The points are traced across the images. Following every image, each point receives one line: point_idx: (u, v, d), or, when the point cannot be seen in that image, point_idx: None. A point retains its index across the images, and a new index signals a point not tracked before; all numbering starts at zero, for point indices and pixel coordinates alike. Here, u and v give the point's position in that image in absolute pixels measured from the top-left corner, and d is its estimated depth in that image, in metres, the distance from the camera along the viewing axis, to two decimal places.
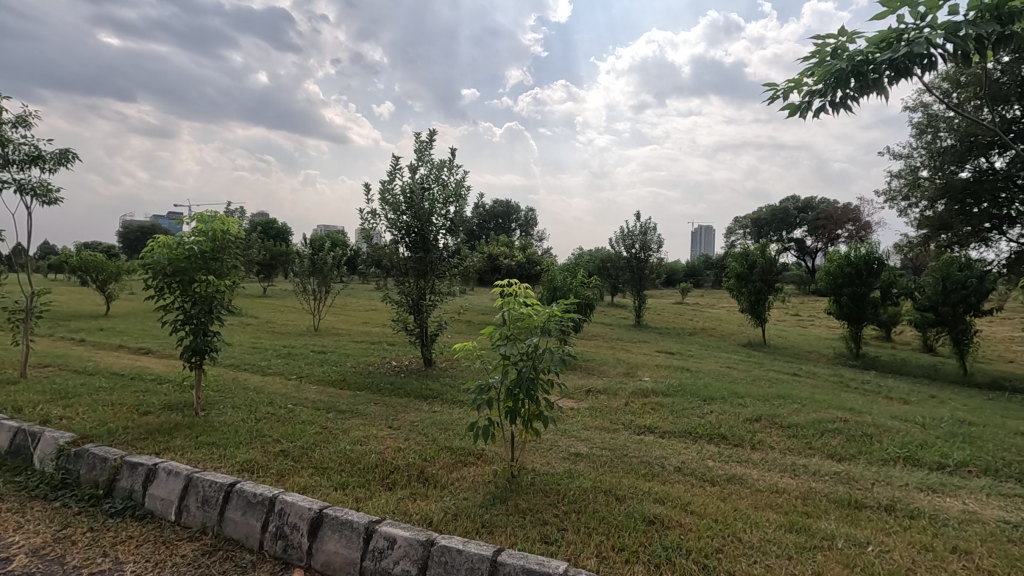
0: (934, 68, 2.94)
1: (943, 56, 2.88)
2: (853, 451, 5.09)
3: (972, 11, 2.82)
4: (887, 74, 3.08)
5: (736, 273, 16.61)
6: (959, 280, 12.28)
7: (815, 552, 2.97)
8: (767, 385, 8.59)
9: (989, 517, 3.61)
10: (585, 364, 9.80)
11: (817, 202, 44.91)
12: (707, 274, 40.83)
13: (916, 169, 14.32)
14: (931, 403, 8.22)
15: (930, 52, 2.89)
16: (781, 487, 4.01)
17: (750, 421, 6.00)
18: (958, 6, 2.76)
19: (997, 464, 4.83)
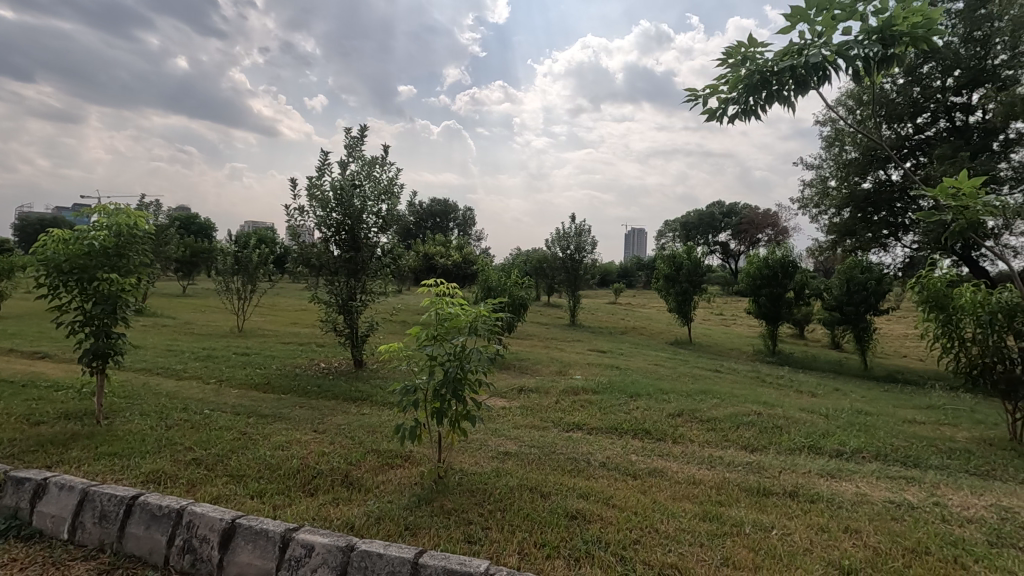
0: (829, 82, 3.20)
1: (837, 72, 3.14)
2: (764, 442, 5.44)
3: (860, 34, 3.10)
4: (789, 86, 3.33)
5: (665, 274, 17.31)
6: (861, 281, 13.39)
7: (724, 539, 3.14)
8: (691, 382, 9.00)
9: (878, 498, 3.96)
10: (519, 364, 9.88)
11: (740, 208, 47.62)
12: (639, 274, 42.32)
13: (825, 179, 15.47)
14: (834, 395, 8.91)
15: (826, 67, 3.14)
16: (697, 479, 4.22)
17: (673, 416, 6.27)
18: (848, 28, 3.01)
19: (886, 450, 5.29)
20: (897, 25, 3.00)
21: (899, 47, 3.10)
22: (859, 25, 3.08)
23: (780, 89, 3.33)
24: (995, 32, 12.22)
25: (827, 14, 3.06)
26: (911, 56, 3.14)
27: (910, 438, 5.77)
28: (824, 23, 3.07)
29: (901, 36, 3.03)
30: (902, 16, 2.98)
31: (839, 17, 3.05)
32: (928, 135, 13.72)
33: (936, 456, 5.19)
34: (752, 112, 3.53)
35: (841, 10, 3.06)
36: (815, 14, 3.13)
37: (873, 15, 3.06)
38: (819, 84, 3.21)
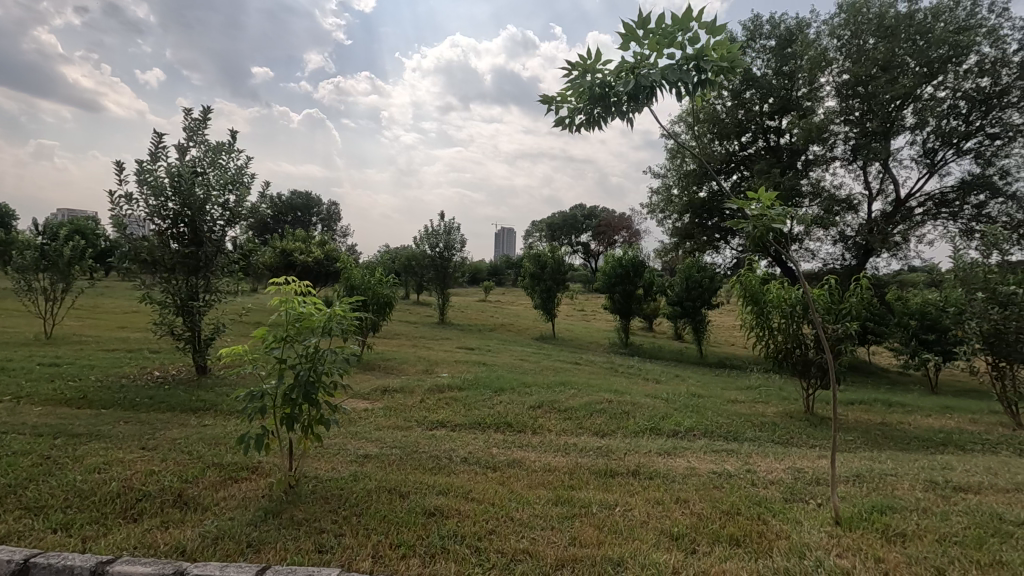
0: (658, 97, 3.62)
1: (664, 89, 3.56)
2: (612, 427, 5.90)
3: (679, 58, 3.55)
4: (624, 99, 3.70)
5: (530, 272, 18.01)
6: (697, 280, 15.13)
7: (573, 520, 3.35)
8: (551, 375, 9.48)
9: (704, 470, 4.51)
10: (384, 364, 9.63)
11: (599, 211, 51.14)
12: (508, 273, 43.54)
13: (669, 187, 17.18)
14: (674, 381, 9.97)
15: (656, 85, 3.55)
16: (553, 466, 4.46)
17: (533, 408, 6.55)
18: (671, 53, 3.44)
19: (713, 428, 6.01)
20: (708, 54, 3.51)
21: (712, 73, 3.62)
22: (679, 51, 3.54)
23: (618, 104, 3.72)
24: (798, 68, 14.52)
25: (653, 39, 3.49)
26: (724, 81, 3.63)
27: (731, 415, 6.62)
28: (650, 47, 3.50)
29: (712, 64, 3.55)
30: (711, 48, 3.49)
31: (663, 43, 3.49)
32: (749, 152, 15.85)
33: (750, 430, 6.02)
34: (596, 122, 3.89)
35: (664, 37, 3.49)
36: (643, 38, 3.54)
37: (690, 43, 3.54)
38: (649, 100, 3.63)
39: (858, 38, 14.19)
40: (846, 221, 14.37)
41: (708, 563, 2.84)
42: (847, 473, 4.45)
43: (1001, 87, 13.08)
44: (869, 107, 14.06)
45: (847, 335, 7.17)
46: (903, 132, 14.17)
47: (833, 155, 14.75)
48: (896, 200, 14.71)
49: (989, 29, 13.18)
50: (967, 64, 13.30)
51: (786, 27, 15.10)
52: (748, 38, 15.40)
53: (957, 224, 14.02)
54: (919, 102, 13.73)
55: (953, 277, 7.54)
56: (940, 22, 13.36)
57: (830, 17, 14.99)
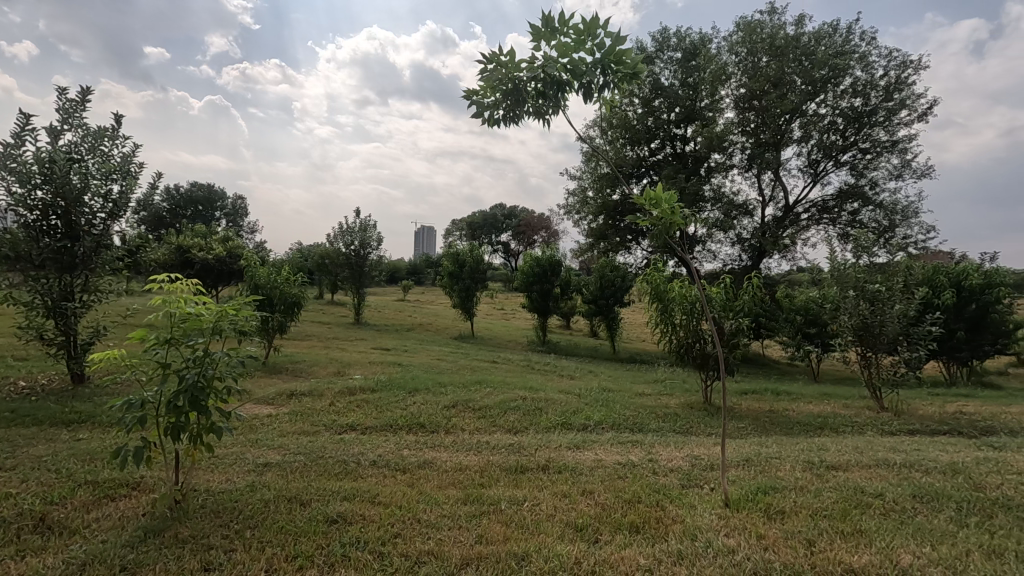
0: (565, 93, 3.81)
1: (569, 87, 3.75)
2: (525, 424, 6.00)
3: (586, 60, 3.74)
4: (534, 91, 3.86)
5: (449, 271, 17.91)
6: (611, 279, 15.74)
7: (481, 518, 3.36)
8: (469, 374, 9.48)
9: (610, 461, 4.69)
10: (293, 367, 9.18)
11: (519, 211, 51.76)
12: (428, 273, 43.03)
13: (584, 189, 17.71)
14: (588, 376, 10.31)
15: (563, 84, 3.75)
16: (464, 464, 4.46)
17: (448, 407, 6.51)
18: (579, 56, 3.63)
19: (621, 420, 6.27)
20: (612, 59, 3.73)
21: (614, 78, 3.84)
22: (587, 54, 3.71)
23: (528, 98, 3.90)
24: (701, 81, 15.48)
25: (561, 40, 3.67)
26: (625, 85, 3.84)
27: (638, 408, 6.94)
28: (560, 47, 3.65)
29: (615, 70, 3.77)
30: (616, 55, 3.69)
31: (572, 45, 3.64)
32: (658, 157, 16.66)
33: (655, 421, 6.35)
34: (510, 116, 4.02)
35: (572, 39, 3.66)
36: (553, 38, 3.71)
37: (596, 49, 3.72)
38: (558, 97, 3.87)
39: (753, 56, 15.34)
40: (743, 225, 15.51)
41: (608, 552, 2.94)
42: (738, 457, 4.79)
43: (871, 107, 14.67)
44: (762, 120, 15.27)
45: (740, 330, 7.74)
46: (791, 144, 15.52)
47: (731, 163, 15.86)
48: (786, 206, 16.08)
49: (860, 54, 14.73)
50: (843, 85, 14.80)
51: (690, 41, 16.04)
52: (656, 49, 16.22)
53: (835, 228, 15.56)
54: (804, 117, 15.10)
55: (830, 277, 8.37)
56: (821, 45, 14.78)
57: (729, 34, 16.10)
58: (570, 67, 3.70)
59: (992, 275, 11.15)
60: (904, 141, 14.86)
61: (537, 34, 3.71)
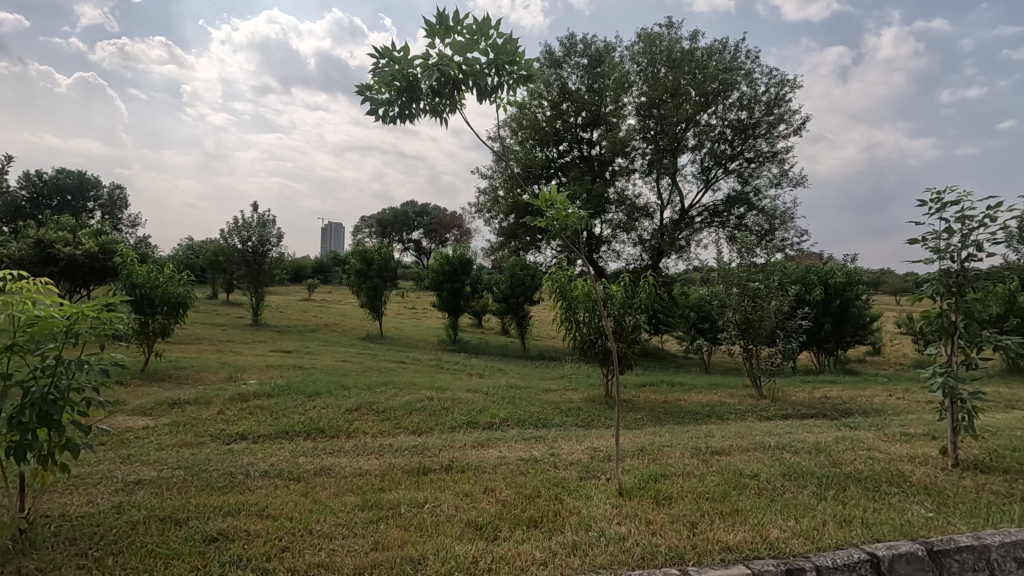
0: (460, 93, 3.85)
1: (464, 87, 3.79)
2: (431, 425, 5.93)
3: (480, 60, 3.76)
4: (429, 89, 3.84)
5: (356, 269, 17.28)
6: (520, 278, 15.97)
7: (378, 524, 3.26)
8: (374, 375, 9.22)
9: (513, 457, 4.75)
10: (177, 373, 8.42)
11: (431, 208, 51.11)
12: (335, 270, 41.36)
13: (495, 188, 17.83)
14: (496, 374, 10.38)
15: (458, 82, 3.78)
16: (363, 469, 4.31)
17: (350, 410, 6.28)
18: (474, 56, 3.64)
19: (525, 416, 6.38)
20: (505, 59, 3.77)
21: (509, 79, 3.88)
22: (481, 54, 3.72)
23: (424, 95, 3.86)
24: (605, 87, 16.11)
25: (456, 39, 3.64)
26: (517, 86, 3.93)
27: (543, 403, 7.10)
28: (453, 45, 3.64)
29: (510, 70, 3.82)
30: (510, 55, 3.74)
31: (466, 44, 3.64)
32: (566, 160, 17.11)
33: (558, 416, 6.52)
34: (405, 113, 3.93)
35: (466, 38, 3.65)
36: (448, 36, 3.67)
37: (491, 48, 3.74)
38: (453, 94, 3.85)
39: (653, 66, 16.19)
40: (644, 227, 16.32)
41: (505, 548, 2.96)
42: (634, 447, 5.03)
43: (754, 121, 16.01)
44: (660, 128, 16.19)
45: (638, 326, 8.14)
46: (686, 152, 16.58)
47: (633, 167, 16.65)
48: (681, 210, 17.16)
49: (746, 71, 16.04)
50: (731, 98, 16.04)
51: (596, 48, 16.62)
52: (564, 55, 16.68)
53: (725, 231, 16.80)
54: (697, 127, 16.19)
55: (718, 276, 9.04)
56: (712, 60, 15.90)
57: (631, 44, 16.87)
58: (463, 67, 3.69)
59: (852, 275, 12.61)
60: (782, 153, 16.37)
61: (431, 30, 3.65)
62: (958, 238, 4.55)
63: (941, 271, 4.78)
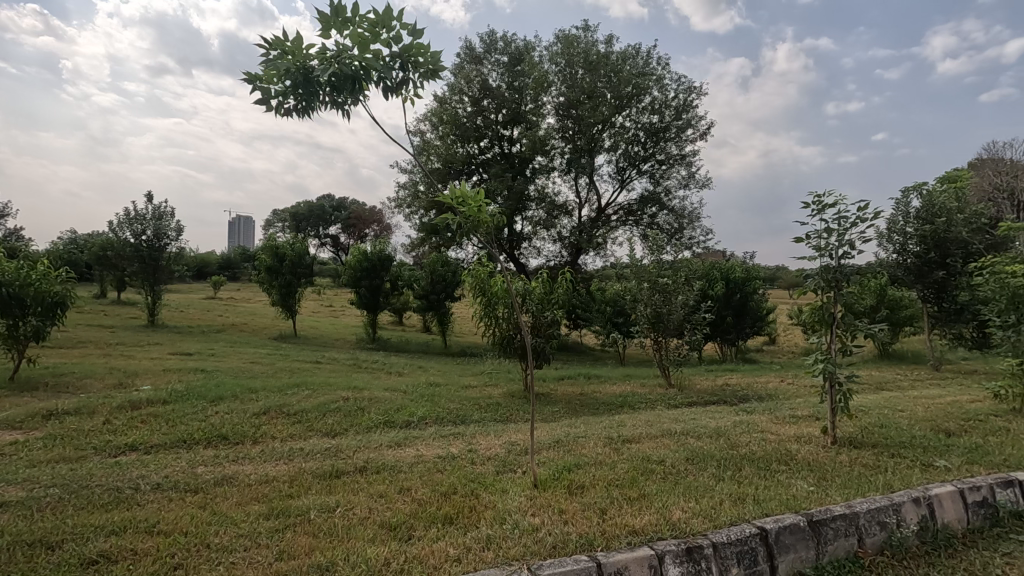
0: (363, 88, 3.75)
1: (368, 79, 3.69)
2: (345, 426, 5.75)
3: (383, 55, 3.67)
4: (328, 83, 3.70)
5: (266, 265, 16.33)
6: (441, 274, 15.83)
7: (285, 532, 3.11)
8: (286, 376, 8.78)
9: (431, 455, 4.70)
10: (56, 381, 7.56)
11: (349, 203, 49.30)
12: (245, 267, 38.94)
13: (415, 183, 17.55)
14: (416, 372, 10.25)
15: (359, 76, 3.67)
16: (271, 476, 4.09)
17: (257, 415, 5.95)
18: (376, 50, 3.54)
19: (444, 414, 6.34)
20: (409, 54, 3.69)
21: (413, 73, 3.81)
22: (383, 47, 3.63)
23: (322, 89, 3.70)
24: (525, 86, 16.29)
25: (355, 31, 3.53)
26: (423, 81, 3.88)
27: (462, 400, 7.09)
28: (353, 38, 3.51)
29: (415, 64, 3.75)
30: (412, 49, 3.68)
31: (366, 37, 3.53)
32: (487, 156, 17.17)
33: (477, 412, 6.54)
34: (302, 107, 3.76)
35: (366, 30, 3.54)
36: (345, 28, 3.54)
37: (393, 41, 3.66)
38: (354, 88, 3.73)
39: (571, 68, 16.56)
40: (563, 224, 16.70)
41: (419, 547, 2.92)
42: (550, 440, 5.14)
43: (664, 124, 16.84)
44: (578, 128, 16.63)
45: (555, 321, 8.32)
46: (603, 152, 17.14)
47: (552, 166, 16.98)
48: (598, 208, 17.74)
49: (657, 77, 16.81)
50: (644, 103, 16.76)
51: (516, 46, 16.75)
52: (484, 51, 16.67)
53: (638, 229, 17.56)
54: (613, 129, 16.80)
55: (631, 272, 9.43)
56: (626, 65, 16.53)
57: (550, 44, 17.17)
58: (364, 61, 3.60)
59: (751, 271, 13.62)
60: (690, 156, 17.34)
61: (326, 22, 3.49)
62: (835, 237, 5.03)
63: (822, 267, 5.28)
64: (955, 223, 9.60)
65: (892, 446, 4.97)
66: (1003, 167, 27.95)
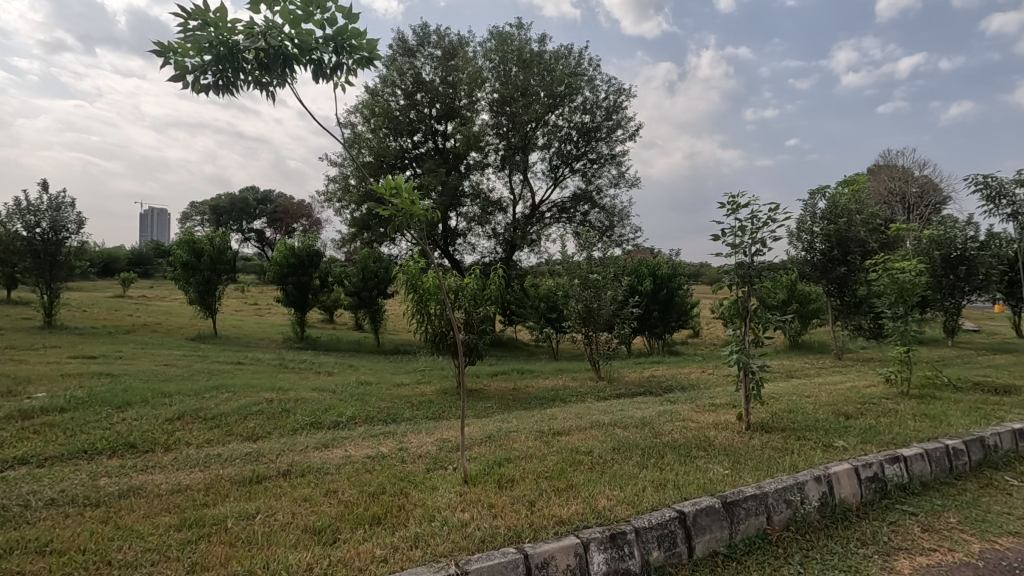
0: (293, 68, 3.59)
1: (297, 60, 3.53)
2: (268, 429, 5.50)
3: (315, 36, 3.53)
4: (253, 60, 3.50)
5: (182, 261, 15.28)
6: (373, 271, 15.45)
7: (199, 543, 2.94)
8: (203, 379, 8.28)
9: (360, 456, 4.59)
10: None
11: (275, 196, 47.04)
12: (158, 263, 36.29)
13: (346, 176, 17.02)
14: (346, 371, 9.97)
15: (289, 56, 3.51)
16: (183, 485, 3.84)
17: (169, 420, 5.57)
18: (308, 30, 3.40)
19: (374, 413, 6.21)
20: (344, 39, 3.57)
21: (347, 59, 3.69)
22: (316, 28, 3.49)
23: (247, 67, 3.51)
24: (459, 81, 16.16)
25: (287, 8, 3.36)
26: (356, 68, 3.76)
27: (393, 398, 6.98)
28: (284, 16, 3.35)
29: (349, 50, 3.63)
30: (348, 34, 3.56)
31: (299, 16, 3.38)
32: (420, 151, 16.90)
33: (409, 410, 6.46)
34: (221, 84, 3.55)
35: (298, 9, 3.39)
36: (275, 4, 3.37)
37: (327, 24, 3.53)
38: (283, 69, 3.56)
39: (504, 65, 16.61)
40: (497, 221, 16.76)
41: (344, 550, 2.85)
42: (482, 435, 5.16)
43: (596, 125, 17.25)
44: (512, 125, 16.73)
45: (488, 318, 8.34)
46: (536, 150, 17.34)
47: (487, 162, 16.96)
48: (532, 206, 17.93)
49: (588, 78, 17.18)
50: (576, 102, 17.09)
51: (449, 41, 16.59)
52: (417, 44, 16.40)
53: (571, 226, 17.92)
54: (546, 127, 17.03)
55: (563, 269, 9.61)
56: (559, 65, 16.78)
57: (483, 41, 17.13)
58: (295, 40, 3.44)
59: (676, 267, 14.24)
60: (620, 156, 17.87)
61: None
62: (748, 235, 5.35)
63: (736, 264, 5.61)
64: (855, 223, 10.42)
65: (798, 429, 5.36)
66: (897, 172, 30.77)
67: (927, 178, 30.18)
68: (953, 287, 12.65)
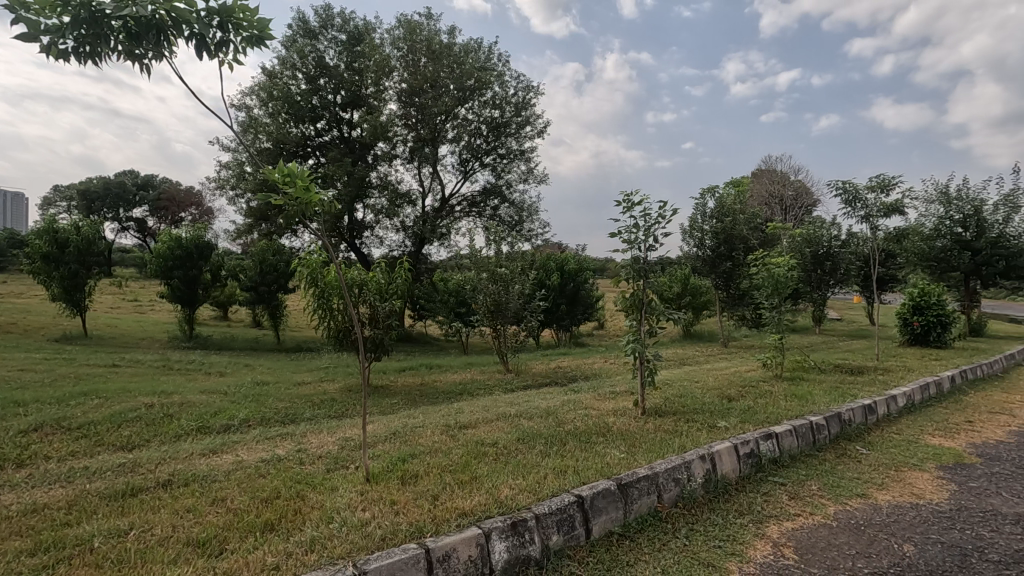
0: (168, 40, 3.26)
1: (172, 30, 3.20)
2: (146, 437, 5.02)
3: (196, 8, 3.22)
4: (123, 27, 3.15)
5: (43, 253, 13.47)
6: (272, 264, 14.55)
7: (56, 568, 2.63)
8: (68, 385, 7.38)
9: (252, 460, 4.32)
10: None
11: (159, 181, 42.84)
12: (13, 254, 31.80)
13: (241, 163, 15.91)
14: (240, 371, 9.34)
15: (164, 27, 3.18)
16: (39, 505, 3.41)
17: (23, 433, 4.91)
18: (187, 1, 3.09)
19: (271, 414, 5.87)
20: (230, 15, 3.29)
21: (235, 36, 3.42)
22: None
23: (114, 34, 3.14)
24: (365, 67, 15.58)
25: None
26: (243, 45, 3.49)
27: (292, 398, 6.64)
28: None
29: (237, 27, 3.36)
30: (235, 10, 3.29)
31: None
32: (323, 139, 16.14)
33: (309, 409, 6.18)
34: (83, 51, 3.18)
35: None
36: None
37: None
38: (157, 40, 3.22)
39: (413, 54, 16.26)
40: (406, 213, 16.42)
41: (231, 561, 2.68)
42: (386, 432, 5.05)
43: (505, 120, 17.35)
44: (421, 117, 16.44)
45: (394, 312, 8.16)
46: (445, 143, 17.16)
47: (395, 153, 16.53)
48: (441, 199, 17.77)
49: (498, 73, 17.24)
50: (485, 97, 17.09)
51: (354, 25, 15.96)
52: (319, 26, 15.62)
53: (481, 220, 17.96)
54: (455, 120, 16.89)
55: (471, 263, 9.62)
56: (469, 58, 16.67)
57: (391, 28, 16.64)
58: (171, 11, 3.11)
59: (582, 262, 14.76)
60: (529, 152, 18.15)
61: None
62: (642, 232, 5.65)
63: (632, 259, 5.92)
64: (739, 223, 11.42)
65: (687, 412, 5.78)
66: (777, 177, 33.87)
67: (801, 182, 33.46)
68: (821, 280, 14.21)
